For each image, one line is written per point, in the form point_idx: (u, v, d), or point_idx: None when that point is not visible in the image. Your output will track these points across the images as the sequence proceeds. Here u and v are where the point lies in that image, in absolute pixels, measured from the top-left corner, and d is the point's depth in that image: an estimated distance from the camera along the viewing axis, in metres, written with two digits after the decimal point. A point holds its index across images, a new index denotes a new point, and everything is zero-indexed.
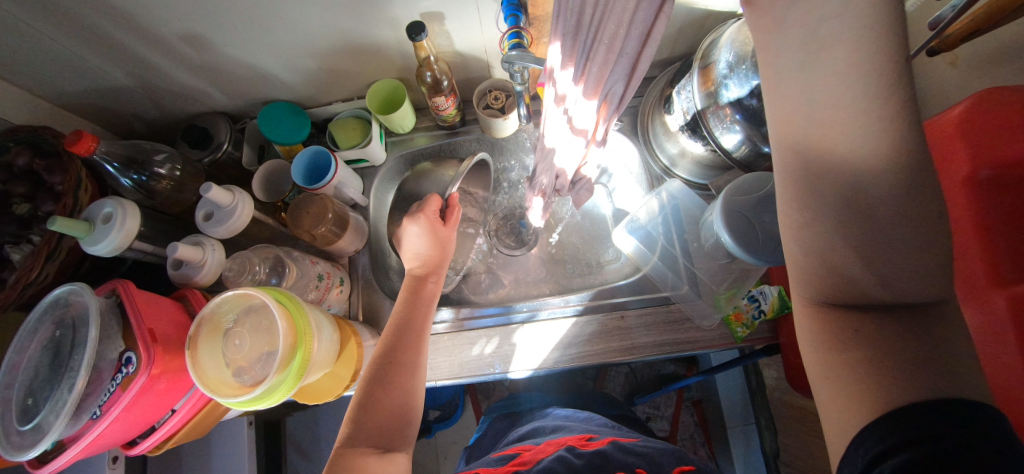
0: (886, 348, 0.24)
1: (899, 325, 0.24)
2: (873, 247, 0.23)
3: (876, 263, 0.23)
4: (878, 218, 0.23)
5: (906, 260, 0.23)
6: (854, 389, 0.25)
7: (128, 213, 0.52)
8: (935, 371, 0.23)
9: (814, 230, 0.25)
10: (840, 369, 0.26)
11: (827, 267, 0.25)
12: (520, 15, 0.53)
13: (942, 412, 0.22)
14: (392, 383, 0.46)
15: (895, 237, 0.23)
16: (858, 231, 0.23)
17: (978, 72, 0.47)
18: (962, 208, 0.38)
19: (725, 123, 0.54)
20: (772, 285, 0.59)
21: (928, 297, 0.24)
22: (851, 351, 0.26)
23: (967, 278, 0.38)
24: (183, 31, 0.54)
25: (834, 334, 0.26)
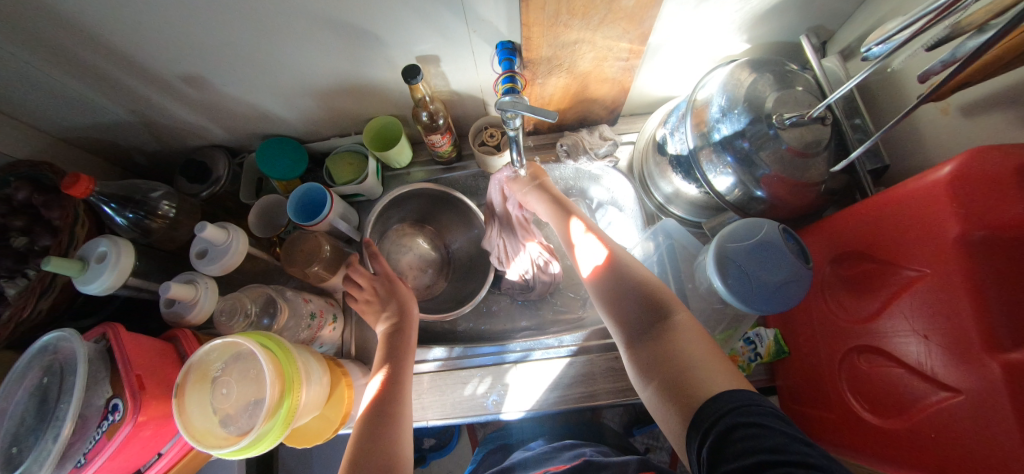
0: (674, 362, 0.39)
1: (672, 343, 0.40)
2: (632, 312, 0.45)
3: (625, 316, 0.45)
4: (628, 300, 0.46)
5: (637, 309, 0.45)
6: (678, 398, 0.37)
7: (122, 251, 0.52)
8: (704, 379, 0.37)
9: (610, 312, 0.47)
10: (664, 392, 0.38)
11: (625, 329, 0.45)
12: (515, 59, 0.55)
13: (739, 395, 0.34)
14: (377, 429, 0.45)
15: (635, 304, 0.45)
16: (626, 308, 0.45)
17: (967, 121, 0.48)
18: (953, 268, 0.38)
19: (718, 166, 0.57)
20: (769, 328, 0.61)
21: (666, 328, 0.42)
22: (656, 379, 0.40)
23: (960, 340, 0.37)
24: (185, 72, 0.55)
25: (650, 366, 0.41)
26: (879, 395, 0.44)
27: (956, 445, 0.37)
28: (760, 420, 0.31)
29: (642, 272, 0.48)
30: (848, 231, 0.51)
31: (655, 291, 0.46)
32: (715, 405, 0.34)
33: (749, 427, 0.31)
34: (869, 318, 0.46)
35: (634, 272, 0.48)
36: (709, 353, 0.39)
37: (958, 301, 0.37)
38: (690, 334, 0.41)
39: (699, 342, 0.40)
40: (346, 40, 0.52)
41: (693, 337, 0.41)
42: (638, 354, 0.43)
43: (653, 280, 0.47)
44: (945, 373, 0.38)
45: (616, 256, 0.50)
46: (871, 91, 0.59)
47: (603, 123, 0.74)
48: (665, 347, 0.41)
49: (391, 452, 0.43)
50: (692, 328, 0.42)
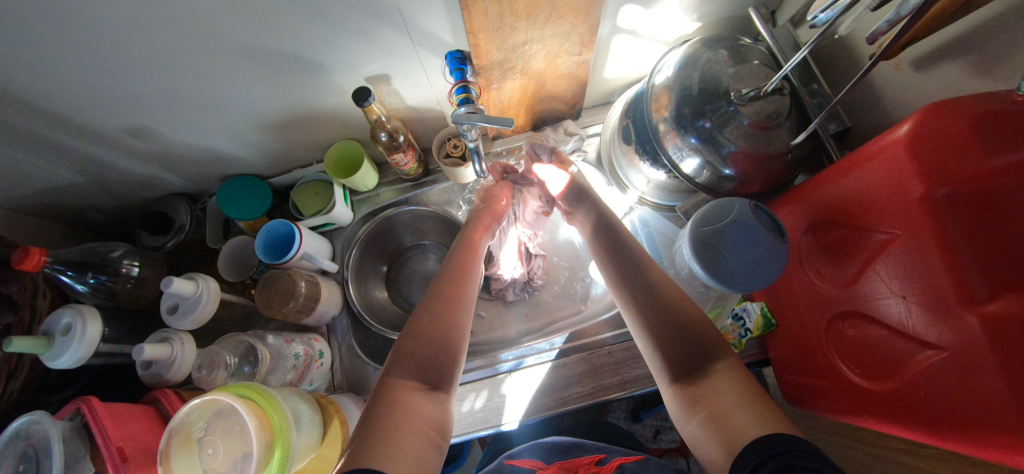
0: (721, 402, 0.37)
1: (719, 383, 0.38)
2: (675, 345, 0.42)
3: (659, 337, 0.43)
4: (664, 326, 0.43)
5: (672, 331, 0.43)
6: (722, 430, 0.35)
7: (88, 319, 0.50)
8: (751, 416, 0.35)
9: (642, 331, 0.45)
10: (706, 423, 0.37)
11: (660, 353, 0.43)
12: (466, 68, 0.55)
13: (793, 440, 0.31)
14: (437, 314, 0.46)
15: (680, 340, 0.42)
16: (664, 336, 0.43)
17: (919, 74, 0.48)
18: (922, 227, 0.38)
19: (684, 150, 0.56)
20: (755, 302, 0.60)
21: (709, 358, 0.40)
22: (699, 416, 0.38)
23: (936, 296, 0.37)
24: (127, 124, 0.53)
25: (694, 403, 0.38)
26: (868, 359, 0.44)
27: (945, 401, 0.36)
28: (818, 465, 0.29)
29: (687, 308, 0.44)
30: (817, 197, 0.51)
31: (702, 328, 0.43)
32: (767, 446, 0.31)
33: (801, 461, 0.29)
34: (850, 282, 0.46)
35: (681, 305, 0.45)
36: (757, 397, 0.37)
37: (932, 259, 0.37)
38: (738, 376, 0.38)
39: (746, 383, 0.38)
40: (288, 69, 0.51)
41: (744, 382, 0.38)
42: (678, 386, 0.40)
43: (702, 317, 0.44)
44: (926, 330, 0.38)
45: (659, 287, 0.47)
46: (824, 56, 0.59)
47: (567, 118, 0.73)
48: (707, 381, 0.39)
49: (447, 335, 0.44)
50: (739, 372, 0.39)
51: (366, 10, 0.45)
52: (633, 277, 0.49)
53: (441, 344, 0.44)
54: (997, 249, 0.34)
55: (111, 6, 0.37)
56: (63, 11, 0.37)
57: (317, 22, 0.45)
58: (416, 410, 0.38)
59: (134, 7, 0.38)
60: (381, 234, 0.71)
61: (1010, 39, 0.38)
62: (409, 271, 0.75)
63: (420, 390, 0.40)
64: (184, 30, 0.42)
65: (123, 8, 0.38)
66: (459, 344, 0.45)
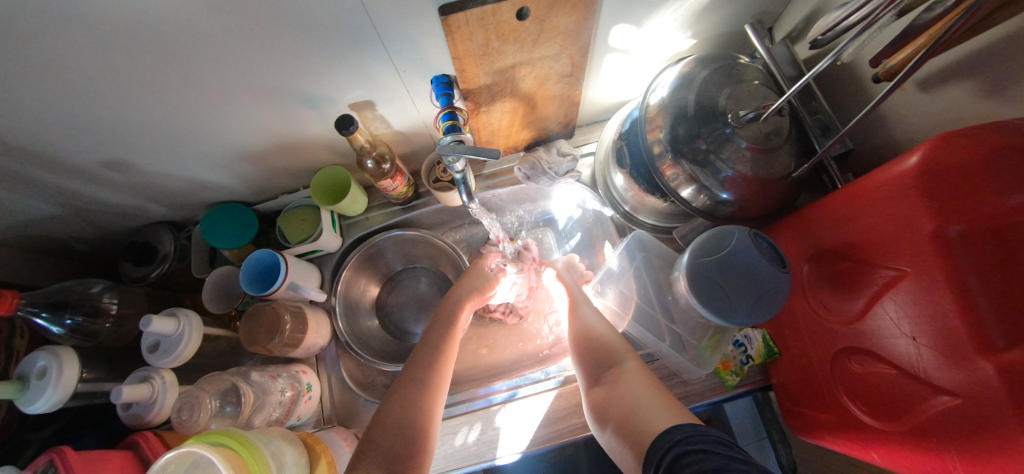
0: (625, 401, 0.40)
1: (623, 386, 0.42)
2: (593, 358, 0.48)
3: (583, 352, 0.50)
4: (588, 341, 0.50)
5: (594, 345, 0.49)
6: (627, 424, 0.38)
7: (65, 362, 0.48)
8: (652, 412, 0.37)
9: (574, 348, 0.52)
10: (615, 423, 0.39)
11: (585, 366, 0.48)
12: (452, 93, 0.53)
13: (686, 429, 0.33)
14: (410, 401, 0.46)
15: (597, 352, 0.48)
16: (588, 351, 0.49)
17: (927, 93, 0.46)
18: (930, 265, 0.36)
19: (681, 175, 0.54)
20: (756, 329, 0.58)
21: (619, 366, 0.45)
22: (612, 420, 0.40)
23: (949, 338, 0.35)
24: (105, 158, 0.51)
25: (608, 407, 0.41)
26: (876, 399, 0.42)
27: (958, 451, 0.34)
28: (706, 445, 0.30)
29: (603, 329, 0.51)
30: (819, 226, 0.49)
31: (615, 344, 0.49)
32: (666, 439, 0.33)
33: (694, 445, 0.31)
34: (856, 317, 0.44)
35: (603, 328, 0.51)
36: (663, 397, 0.40)
37: (943, 299, 0.35)
38: (640, 379, 0.43)
39: (648, 383, 0.42)
40: (268, 100, 0.49)
41: (643, 381, 0.42)
42: (597, 394, 0.44)
43: (618, 338, 0.50)
44: (939, 374, 0.36)
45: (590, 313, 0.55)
46: (823, 74, 0.57)
47: (560, 138, 0.70)
48: (618, 385, 0.43)
49: (428, 413, 0.46)
50: (642, 374, 0.43)
51: (346, 39, 0.43)
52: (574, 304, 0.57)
53: (409, 428, 0.44)
54: (1014, 291, 0.32)
55: (76, 43, 0.36)
56: (26, 48, 0.35)
57: (295, 52, 0.43)
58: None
59: (101, 42, 0.36)
60: (372, 259, 0.69)
61: (1019, 64, 0.36)
62: (400, 295, 0.73)
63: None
64: (156, 64, 0.41)
65: (89, 45, 0.36)
66: (429, 431, 0.45)
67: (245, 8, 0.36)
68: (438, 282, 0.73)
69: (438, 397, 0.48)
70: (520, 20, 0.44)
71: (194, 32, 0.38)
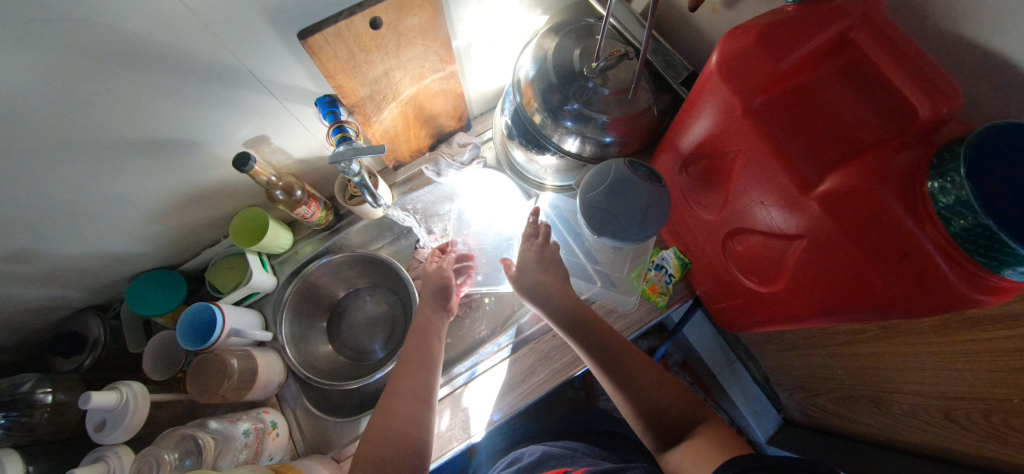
0: (706, 455, 0.37)
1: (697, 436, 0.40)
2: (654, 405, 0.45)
3: (633, 393, 0.46)
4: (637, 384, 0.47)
5: (650, 388, 0.46)
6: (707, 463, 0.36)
7: (4, 463, 0.47)
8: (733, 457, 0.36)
9: (618, 391, 0.47)
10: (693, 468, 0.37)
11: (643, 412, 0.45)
12: (338, 109, 0.57)
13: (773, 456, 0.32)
14: (398, 412, 0.48)
15: (654, 399, 0.45)
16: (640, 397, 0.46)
17: (726, 10, 0.54)
18: (753, 137, 0.43)
19: (562, 130, 0.60)
20: (669, 250, 0.63)
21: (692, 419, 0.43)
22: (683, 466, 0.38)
23: (785, 191, 0.41)
24: (5, 252, 0.52)
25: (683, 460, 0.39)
26: (758, 264, 0.49)
27: (821, 278, 0.41)
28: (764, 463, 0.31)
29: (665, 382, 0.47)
30: (676, 139, 0.55)
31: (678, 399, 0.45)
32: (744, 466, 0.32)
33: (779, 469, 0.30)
34: (722, 203, 0.51)
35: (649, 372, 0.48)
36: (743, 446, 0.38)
37: (772, 161, 0.42)
38: (715, 432, 0.40)
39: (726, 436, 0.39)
40: (163, 155, 0.52)
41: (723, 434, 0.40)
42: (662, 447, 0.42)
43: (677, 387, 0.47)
44: (789, 223, 0.42)
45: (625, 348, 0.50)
46: (659, 18, 0.65)
47: (460, 131, 0.77)
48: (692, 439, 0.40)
49: (408, 433, 0.46)
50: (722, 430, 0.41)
51: (218, 80, 0.47)
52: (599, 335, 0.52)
53: (400, 438, 0.46)
54: (815, 136, 0.40)
55: None
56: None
57: (173, 102, 0.46)
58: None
59: None
60: (310, 291, 0.70)
61: None
62: (349, 318, 0.75)
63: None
64: (33, 144, 0.42)
65: None
66: (417, 438, 0.46)
67: (110, 68, 0.39)
68: (383, 294, 0.76)
69: (425, 407, 0.50)
70: (375, 29, 0.49)
71: (66, 103, 0.40)
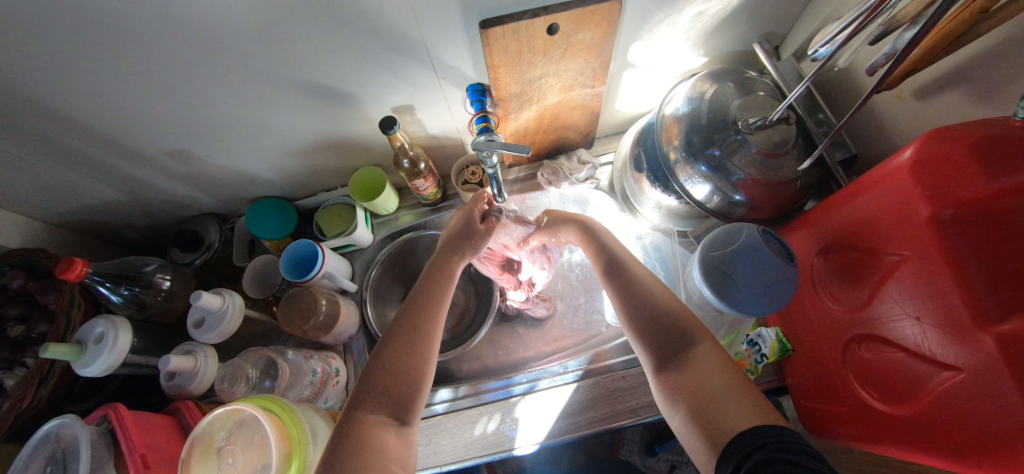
0: (702, 387, 0.40)
1: (699, 375, 0.41)
2: (655, 334, 0.47)
3: (637, 311, 0.49)
4: (645, 309, 0.49)
5: (648, 310, 0.48)
6: (702, 399, 0.39)
7: (120, 330, 0.52)
8: (735, 408, 0.37)
9: (628, 311, 0.50)
10: (686, 408, 0.40)
11: (646, 339, 0.47)
12: (486, 99, 0.58)
13: (769, 430, 0.34)
14: (412, 348, 0.47)
15: (660, 331, 0.46)
16: (647, 324, 0.48)
17: (922, 100, 0.49)
18: (929, 249, 0.37)
19: (694, 176, 0.58)
20: (770, 328, 0.59)
21: (690, 334, 0.45)
22: (685, 407, 0.40)
23: (951, 316, 0.35)
24: (171, 148, 0.58)
25: (678, 391, 0.42)
26: (885, 382, 0.42)
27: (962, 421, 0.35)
28: (794, 456, 0.31)
29: (673, 304, 0.48)
30: (828, 222, 0.51)
31: (679, 319, 0.47)
32: (751, 440, 0.34)
33: (783, 453, 0.32)
34: (864, 305, 0.45)
35: (657, 297, 0.49)
36: (742, 386, 0.40)
37: (942, 279, 0.36)
38: (714, 364, 0.41)
39: (725, 370, 0.41)
40: (322, 101, 0.56)
41: (720, 368, 0.41)
42: (664, 381, 0.44)
43: (687, 312, 0.48)
44: (942, 351, 0.36)
45: (631, 273, 0.53)
46: (828, 89, 0.62)
47: (580, 147, 0.78)
48: (691, 371, 0.42)
49: (415, 368, 0.46)
50: (717, 358, 0.42)
51: (395, 48, 0.49)
52: (615, 257, 0.56)
53: (410, 373, 0.45)
54: (1009, 267, 0.33)
55: (163, 40, 0.42)
56: (125, 43, 0.41)
57: (348, 55, 0.49)
58: (387, 445, 0.40)
59: (184, 40, 0.42)
60: (402, 257, 0.74)
61: (1001, 72, 0.40)
62: None
63: (390, 425, 0.41)
64: (227, 61, 0.46)
65: (173, 41, 0.42)
66: (422, 377, 0.46)
67: (313, 15, 0.43)
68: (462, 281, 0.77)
69: (435, 344, 0.49)
70: (550, 35, 0.50)
71: (268, 37, 0.44)
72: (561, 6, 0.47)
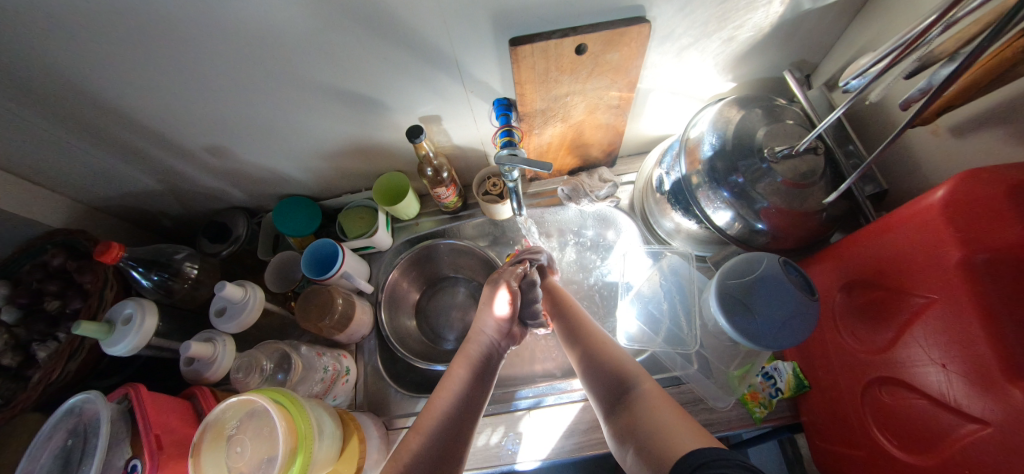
0: (642, 428, 0.38)
1: (640, 414, 0.39)
2: (602, 377, 0.45)
3: (584, 359, 0.49)
4: (591, 353, 0.48)
5: (593, 354, 0.48)
6: (646, 438, 0.37)
7: (147, 313, 0.54)
8: (676, 437, 0.35)
9: (577, 359, 0.50)
10: (633, 449, 0.37)
11: (593, 385, 0.46)
12: (511, 114, 0.60)
13: (706, 450, 0.32)
14: (464, 407, 0.43)
15: (603, 372, 0.46)
16: (594, 368, 0.47)
17: (960, 138, 0.47)
18: (960, 295, 0.36)
19: (715, 202, 0.58)
20: (787, 361, 0.58)
21: (629, 375, 0.44)
22: (632, 446, 0.38)
23: (980, 367, 0.34)
24: (208, 144, 0.61)
25: (625, 433, 0.39)
26: (905, 429, 0.40)
27: None
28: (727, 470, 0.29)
29: (616, 347, 0.48)
30: (852, 257, 0.49)
31: (622, 361, 0.46)
32: (686, 463, 0.31)
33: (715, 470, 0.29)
34: (886, 347, 0.43)
35: (603, 341, 0.49)
36: (682, 416, 0.37)
37: (972, 328, 0.35)
38: (655, 399, 0.40)
39: (666, 405, 0.39)
40: (353, 107, 0.58)
41: (662, 402, 0.39)
42: (614, 425, 0.41)
43: (628, 356, 0.47)
44: (969, 403, 0.35)
45: (577, 319, 0.54)
46: (861, 121, 0.60)
47: (602, 165, 0.78)
48: (633, 411, 0.40)
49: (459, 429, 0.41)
50: (658, 395, 0.40)
51: (427, 59, 0.51)
52: (567, 308, 0.57)
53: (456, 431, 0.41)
54: None
55: (209, 42, 0.44)
56: (174, 43, 0.44)
57: (382, 66, 0.51)
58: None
59: (228, 43, 0.45)
60: (417, 263, 0.75)
61: None
62: (437, 301, 0.78)
63: None
64: (265, 64, 0.49)
65: (218, 44, 0.45)
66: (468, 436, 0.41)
67: (351, 27, 0.45)
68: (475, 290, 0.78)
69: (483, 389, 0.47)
70: (578, 54, 0.51)
71: (304, 43, 0.46)
72: (591, 28, 0.48)
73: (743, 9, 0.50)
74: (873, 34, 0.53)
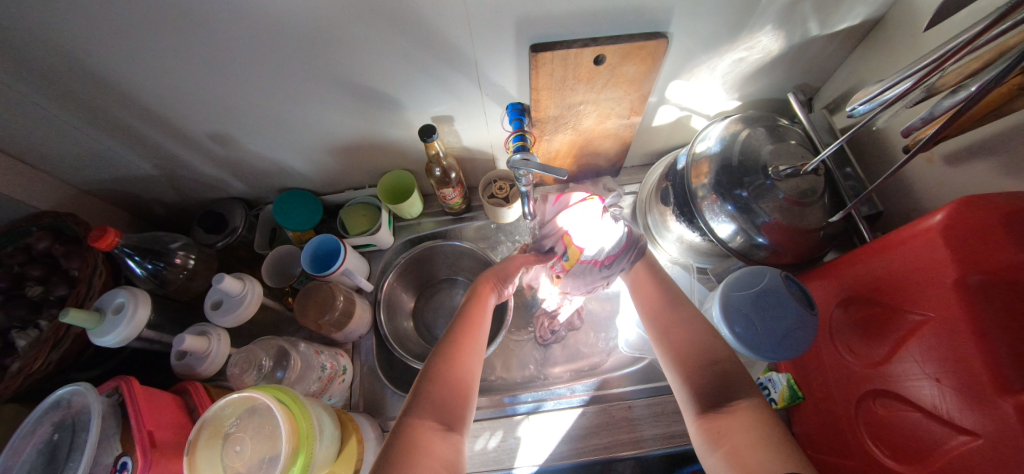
0: (741, 435, 0.38)
1: (739, 423, 0.39)
2: (701, 379, 0.45)
3: (682, 351, 0.48)
4: (693, 351, 0.47)
5: (693, 349, 0.48)
6: (741, 444, 0.37)
7: (139, 303, 0.52)
8: (772, 457, 0.35)
9: (671, 349, 0.49)
10: (721, 451, 0.39)
11: (686, 379, 0.46)
12: (524, 118, 0.58)
13: None
14: (453, 357, 0.46)
15: (703, 374, 0.45)
16: (692, 368, 0.46)
17: (955, 166, 0.50)
18: (955, 314, 0.38)
19: (718, 214, 0.59)
20: (781, 373, 0.60)
21: (733, 381, 0.43)
22: (721, 448, 0.39)
23: (972, 382, 0.36)
24: (212, 131, 0.59)
25: (718, 433, 0.40)
26: (898, 440, 0.42)
27: None
28: None
29: (723, 351, 0.46)
30: (850, 273, 0.51)
31: (727, 367, 0.45)
32: None
33: None
34: (882, 361, 0.45)
35: (711, 341, 0.48)
36: (785, 442, 0.37)
37: (966, 344, 0.37)
38: (757, 419, 0.39)
39: (767, 425, 0.38)
40: (366, 102, 0.57)
41: (763, 422, 0.38)
42: (702, 423, 0.42)
43: (736, 360, 0.46)
44: (961, 415, 0.36)
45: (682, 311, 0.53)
46: (858, 144, 0.63)
47: (605, 174, 0.80)
48: (733, 418, 0.40)
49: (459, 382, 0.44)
50: (761, 413, 0.39)
51: (447, 60, 0.51)
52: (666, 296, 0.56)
53: (454, 385, 0.44)
54: None
55: (227, 26, 0.43)
56: (189, 25, 0.43)
57: (401, 64, 0.51)
58: (432, 451, 0.38)
59: (246, 29, 0.44)
60: (419, 263, 0.75)
61: None
62: (437, 302, 0.78)
63: (437, 429, 0.40)
64: (282, 53, 0.48)
65: (236, 30, 0.44)
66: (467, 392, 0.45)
67: (373, 22, 0.44)
68: None
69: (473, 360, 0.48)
70: (596, 65, 0.52)
71: (324, 33, 0.45)
72: (611, 40, 0.49)
73: (754, 32, 0.52)
74: (874, 63, 0.56)
